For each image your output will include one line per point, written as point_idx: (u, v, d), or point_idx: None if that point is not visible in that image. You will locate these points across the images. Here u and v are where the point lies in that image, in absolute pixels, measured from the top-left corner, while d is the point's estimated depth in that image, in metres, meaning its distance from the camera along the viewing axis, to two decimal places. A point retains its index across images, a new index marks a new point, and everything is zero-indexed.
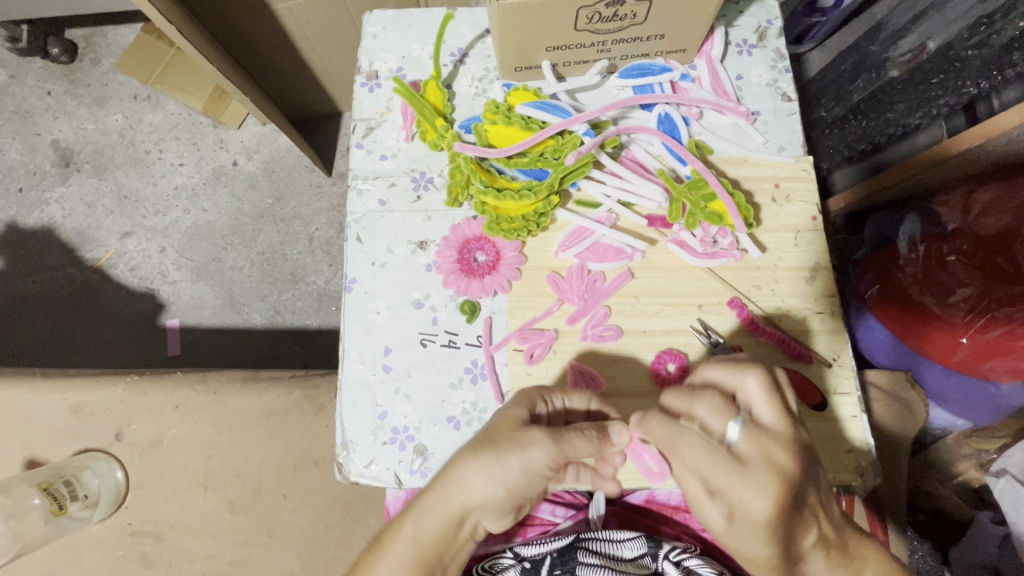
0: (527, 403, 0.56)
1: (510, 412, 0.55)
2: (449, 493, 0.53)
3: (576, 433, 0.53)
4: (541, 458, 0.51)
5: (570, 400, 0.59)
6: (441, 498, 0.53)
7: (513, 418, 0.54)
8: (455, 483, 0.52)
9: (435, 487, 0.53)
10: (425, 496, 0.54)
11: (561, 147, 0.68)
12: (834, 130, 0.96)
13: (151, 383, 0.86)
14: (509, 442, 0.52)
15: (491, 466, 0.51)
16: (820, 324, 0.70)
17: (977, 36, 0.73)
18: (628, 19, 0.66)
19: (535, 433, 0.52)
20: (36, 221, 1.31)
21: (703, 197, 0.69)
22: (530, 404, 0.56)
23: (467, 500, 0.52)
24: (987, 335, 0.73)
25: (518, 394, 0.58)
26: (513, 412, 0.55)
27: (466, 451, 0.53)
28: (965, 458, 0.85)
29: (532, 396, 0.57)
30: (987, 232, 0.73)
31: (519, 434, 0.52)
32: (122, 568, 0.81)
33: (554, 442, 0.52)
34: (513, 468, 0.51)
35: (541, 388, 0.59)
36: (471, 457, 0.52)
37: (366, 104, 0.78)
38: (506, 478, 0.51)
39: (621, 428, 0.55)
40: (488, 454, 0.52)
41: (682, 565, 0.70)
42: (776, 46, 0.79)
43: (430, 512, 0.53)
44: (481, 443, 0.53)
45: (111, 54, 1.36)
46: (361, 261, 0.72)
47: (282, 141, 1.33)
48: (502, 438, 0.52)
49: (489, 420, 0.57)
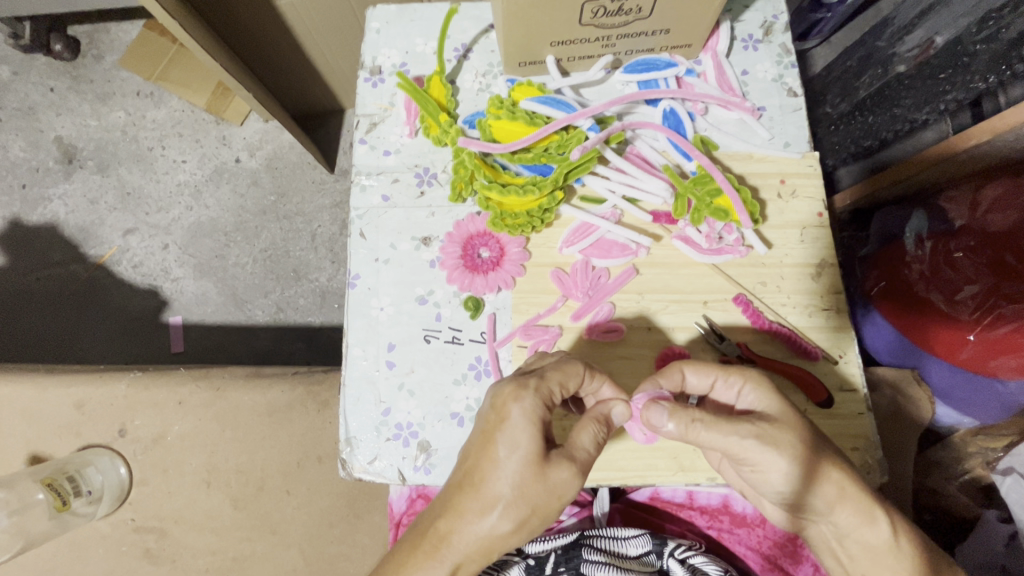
0: (536, 425, 0.52)
1: (523, 456, 0.52)
2: (485, 549, 0.53)
3: (590, 441, 0.54)
4: (573, 490, 0.54)
5: (567, 387, 0.56)
6: (475, 554, 0.53)
7: (530, 460, 0.52)
8: (494, 540, 0.53)
9: (467, 547, 0.53)
10: (448, 555, 0.53)
11: (565, 143, 0.68)
12: (840, 127, 0.95)
13: (154, 380, 0.85)
14: (543, 495, 0.52)
15: (529, 519, 0.53)
16: (826, 321, 0.69)
17: (986, 30, 0.72)
18: (633, 14, 0.66)
19: (564, 471, 0.52)
20: (40, 218, 1.31)
21: (709, 192, 0.68)
22: (539, 429, 0.52)
23: (502, 547, 0.54)
24: (994, 333, 0.72)
25: (518, 407, 0.52)
26: (524, 453, 0.52)
27: (499, 514, 0.52)
28: (972, 456, 0.85)
29: (536, 415, 0.53)
30: (995, 228, 0.72)
31: (548, 478, 0.52)
32: (126, 563, 0.81)
33: (581, 472, 0.53)
34: (550, 512, 0.53)
35: (539, 394, 0.53)
36: (508, 518, 0.52)
37: (369, 100, 0.77)
38: (542, 519, 0.54)
39: (623, 407, 0.56)
40: (525, 510, 0.52)
41: (688, 563, 0.70)
42: (783, 41, 0.78)
43: (465, 565, 0.54)
44: (514, 505, 0.52)
45: (113, 50, 1.36)
46: (364, 257, 0.72)
47: (284, 137, 1.33)
48: (535, 493, 0.52)
49: (492, 446, 0.53)
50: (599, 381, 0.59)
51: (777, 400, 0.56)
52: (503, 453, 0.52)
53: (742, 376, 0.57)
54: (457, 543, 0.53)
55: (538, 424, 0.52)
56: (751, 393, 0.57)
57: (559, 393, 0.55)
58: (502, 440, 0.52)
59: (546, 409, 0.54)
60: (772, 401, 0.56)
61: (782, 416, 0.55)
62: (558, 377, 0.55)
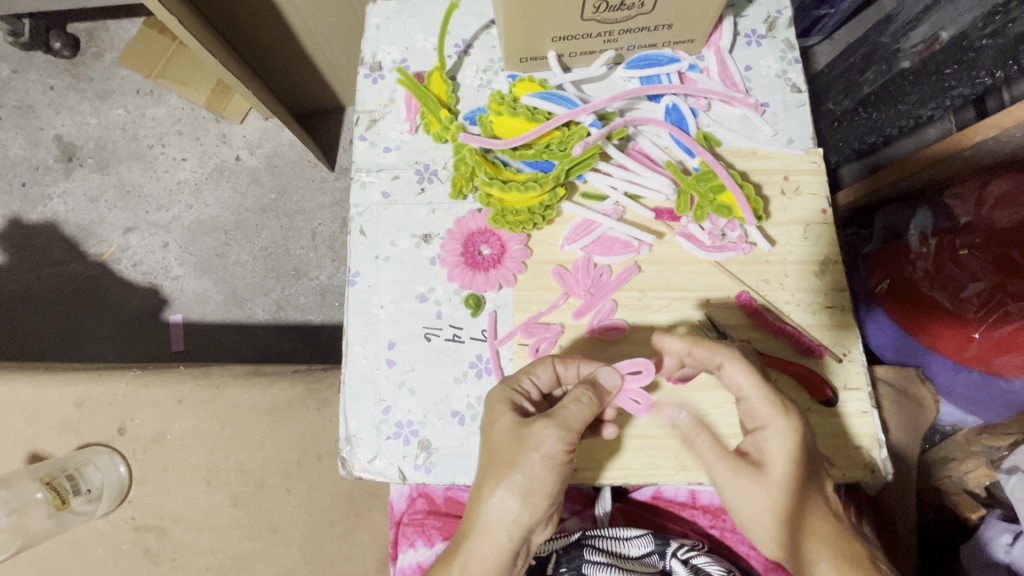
0: (505, 403, 0.55)
1: (496, 427, 0.54)
2: (493, 528, 0.52)
3: (571, 400, 0.53)
4: (556, 445, 0.52)
5: (536, 376, 0.58)
6: (484, 536, 0.52)
7: (504, 427, 0.53)
8: (491, 514, 0.52)
9: (475, 527, 0.53)
10: (465, 540, 0.53)
11: (566, 139, 0.67)
12: (843, 123, 0.94)
13: (154, 378, 0.85)
14: (519, 451, 0.52)
15: (516, 482, 0.51)
16: (830, 318, 0.69)
17: (992, 25, 0.73)
18: (635, 9, 0.65)
19: (537, 426, 0.52)
20: (40, 216, 1.31)
21: (712, 188, 0.68)
22: (509, 405, 0.55)
23: (510, 526, 0.52)
24: (999, 331, 0.71)
25: (488, 395, 0.57)
26: (500, 424, 0.54)
27: (486, 482, 0.52)
28: (975, 455, 0.83)
29: (505, 396, 0.56)
30: (1001, 224, 0.71)
31: (523, 436, 0.52)
32: (126, 562, 0.81)
33: (557, 425, 0.52)
34: (538, 472, 0.52)
35: (507, 385, 0.57)
36: (497, 485, 0.52)
37: (369, 96, 0.77)
38: (536, 484, 0.52)
39: (609, 370, 0.57)
40: (507, 472, 0.52)
41: (690, 563, 0.69)
42: (786, 36, 0.77)
43: (480, 552, 0.53)
44: (496, 469, 0.52)
45: (113, 48, 1.35)
46: (364, 254, 0.72)
47: (285, 135, 1.32)
48: (512, 453, 0.52)
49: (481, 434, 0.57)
50: (576, 365, 0.59)
51: (789, 453, 0.55)
52: (485, 435, 0.55)
53: (769, 417, 0.56)
54: (468, 528, 0.53)
55: (508, 402, 0.55)
56: (767, 423, 0.56)
57: (529, 379, 0.58)
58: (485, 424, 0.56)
59: (517, 394, 0.57)
60: (779, 443, 0.56)
61: (776, 472, 0.55)
62: (523, 369, 0.58)
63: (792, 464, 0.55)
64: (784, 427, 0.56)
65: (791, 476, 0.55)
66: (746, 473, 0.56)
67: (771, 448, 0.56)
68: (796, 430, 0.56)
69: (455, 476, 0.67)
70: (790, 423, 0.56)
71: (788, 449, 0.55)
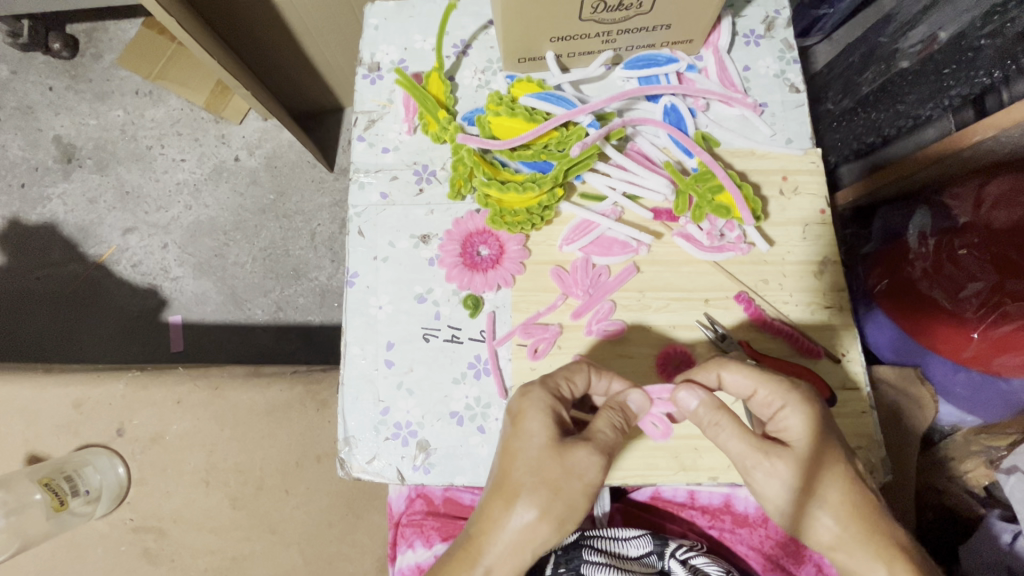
0: (544, 413, 0.53)
1: (534, 442, 0.52)
2: (518, 546, 0.52)
3: (606, 425, 0.54)
4: (598, 473, 0.52)
5: (575, 384, 0.56)
6: (507, 554, 0.52)
7: (543, 445, 0.52)
8: (520, 533, 0.52)
9: (497, 543, 0.52)
10: (484, 558, 0.52)
11: (565, 139, 0.67)
12: (841, 124, 0.95)
13: (153, 379, 0.85)
14: (563, 476, 0.51)
15: (555, 506, 0.51)
16: (829, 318, 0.69)
17: (990, 25, 0.72)
18: (633, 9, 0.65)
19: (580, 451, 0.52)
20: (39, 217, 1.31)
21: (710, 189, 0.68)
22: (549, 415, 0.53)
23: (538, 544, 0.52)
24: (997, 331, 0.72)
25: (526, 400, 0.54)
26: (539, 440, 0.52)
27: (521, 502, 0.51)
28: (975, 456, 0.84)
29: (545, 403, 0.54)
30: (1000, 225, 0.72)
31: (566, 457, 0.52)
32: (125, 563, 0.81)
33: (599, 452, 0.52)
34: (577, 499, 0.52)
35: (545, 386, 0.55)
36: (533, 506, 0.51)
37: (368, 96, 0.77)
38: (572, 509, 0.52)
39: (640, 395, 0.57)
40: (548, 495, 0.51)
41: (689, 563, 0.69)
42: (784, 37, 0.77)
43: (500, 566, 0.53)
44: (534, 489, 0.51)
45: (112, 49, 1.35)
46: (362, 255, 0.72)
47: (284, 136, 1.32)
48: (552, 474, 0.51)
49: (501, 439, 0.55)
50: (608, 378, 0.58)
51: (808, 431, 0.55)
52: (516, 444, 0.53)
53: (784, 397, 0.55)
54: (487, 542, 0.52)
55: (548, 412, 0.53)
56: (780, 410, 0.56)
57: (568, 386, 0.56)
58: (517, 435, 0.54)
59: (557, 401, 0.55)
60: (799, 423, 0.55)
61: (801, 447, 0.55)
62: (562, 372, 0.56)
63: (812, 438, 0.55)
64: (798, 412, 0.55)
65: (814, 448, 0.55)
66: (774, 453, 0.55)
67: (793, 429, 0.55)
68: (811, 412, 0.55)
69: (453, 476, 0.67)
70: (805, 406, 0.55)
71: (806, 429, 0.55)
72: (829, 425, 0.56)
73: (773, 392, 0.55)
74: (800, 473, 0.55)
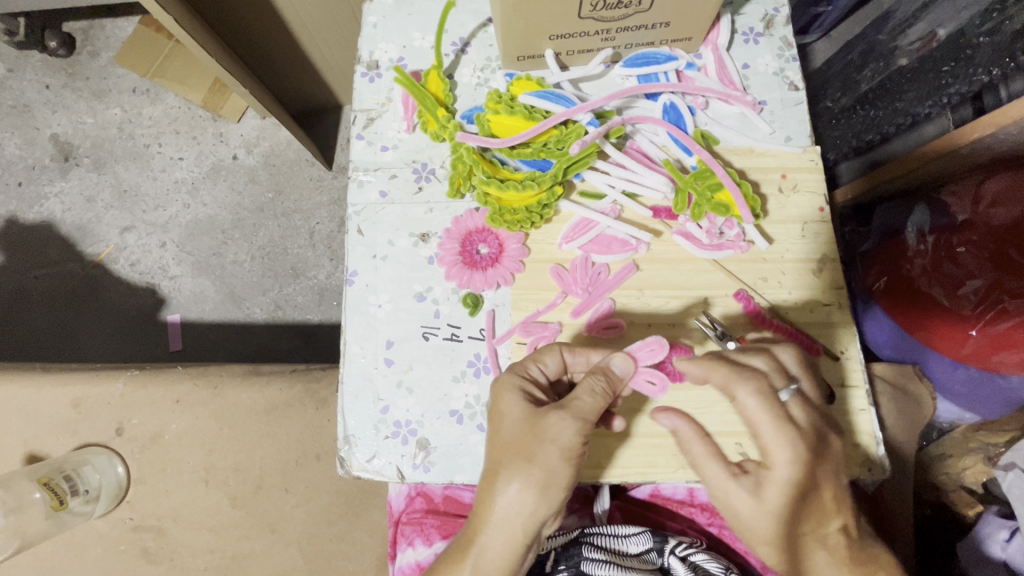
0: (514, 391, 0.54)
1: (509, 419, 0.53)
2: (507, 523, 0.51)
3: (586, 391, 0.53)
4: (574, 437, 0.51)
5: (545, 365, 0.57)
6: (499, 531, 0.51)
7: (517, 420, 0.52)
8: (503, 517, 0.51)
9: (489, 524, 0.51)
10: (476, 537, 0.52)
11: (564, 138, 0.68)
12: (840, 121, 0.95)
13: (151, 378, 0.85)
14: (536, 445, 0.51)
15: (534, 474, 0.50)
16: (828, 316, 0.69)
17: (989, 22, 0.74)
18: (633, 7, 0.65)
19: (552, 417, 0.51)
20: (36, 216, 1.30)
21: (709, 187, 0.68)
22: (520, 393, 0.54)
23: (526, 521, 0.51)
24: (997, 328, 0.72)
25: (497, 385, 0.55)
26: (513, 416, 0.53)
27: (502, 477, 0.51)
28: (972, 452, 0.85)
29: (515, 383, 0.55)
30: (999, 222, 0.73)
31: (539, 427, 0.51)
32: (123, 563, 0.81)
33: (574, 417, 0.52)
34: (556, 465, 0.51)
35: (515, 369, 0.57)
36: (514, 480, 0.50)
37: (366, 95, 0.77)
38: (555, 477, 0.51)
39: (622, 358, 0.56)
40: (525, 464, 0.50)
41: (688, 560, 0.69)
42: (783, 35, 0.77)
43: (493, 547, 0.52)
44: (512, 462, 0.51)
45: (109, 47, 1.35)
46: (361, 254, 0.72)
47: (282, 134, 1.32)
48: (529, 445, 0.51)
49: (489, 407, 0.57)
50: (585, 354, 0.59)
51: (786, 499, 0.53)
52: (494, 428, 0.54)
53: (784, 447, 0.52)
54: (482, 523, 0.52)
55: (518, 390, 0.54)
56: (772, 462, 0.53)
57: (538, 368, 0.57)
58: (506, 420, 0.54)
59: (527, 381, 0.56)
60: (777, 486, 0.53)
61: (772, 505, 0.53)
62: (531, 356, 0.58)
63: (789, 499, 0.53)
64: (786, 470, 0.53)
65: (783, 508, 0.53)
66: (744, 491, 0.54)
67: (769, 486, 0.53)
68: (800, 476, 0.53)
69: (453, 475, 0.67)
70: (794, 466, 0.52)
71: (783, 490, 0.53)
72: (815, 489, 0.54)
73: (766, 445, 0.53)
74: (776, 525, 0.54)
